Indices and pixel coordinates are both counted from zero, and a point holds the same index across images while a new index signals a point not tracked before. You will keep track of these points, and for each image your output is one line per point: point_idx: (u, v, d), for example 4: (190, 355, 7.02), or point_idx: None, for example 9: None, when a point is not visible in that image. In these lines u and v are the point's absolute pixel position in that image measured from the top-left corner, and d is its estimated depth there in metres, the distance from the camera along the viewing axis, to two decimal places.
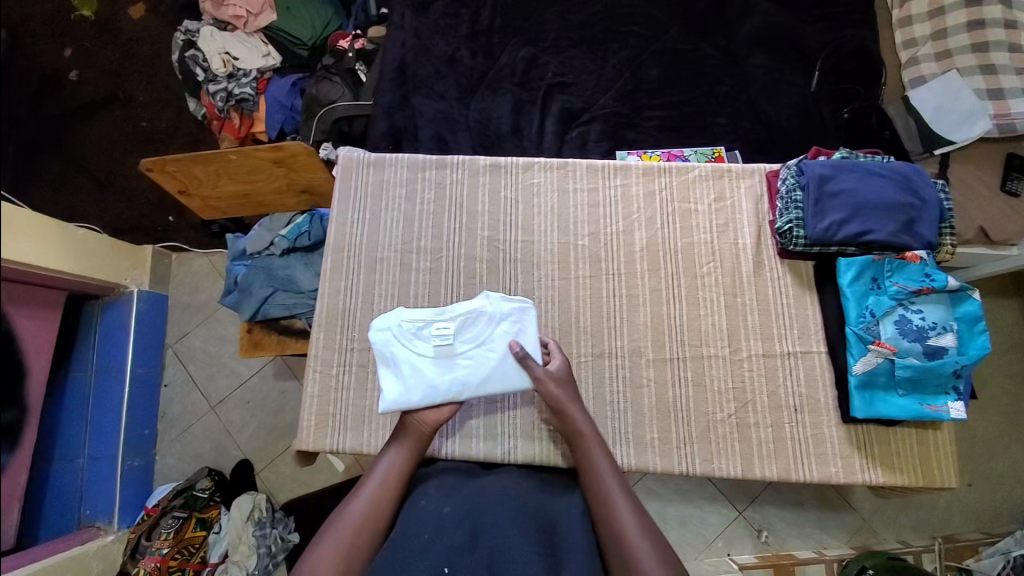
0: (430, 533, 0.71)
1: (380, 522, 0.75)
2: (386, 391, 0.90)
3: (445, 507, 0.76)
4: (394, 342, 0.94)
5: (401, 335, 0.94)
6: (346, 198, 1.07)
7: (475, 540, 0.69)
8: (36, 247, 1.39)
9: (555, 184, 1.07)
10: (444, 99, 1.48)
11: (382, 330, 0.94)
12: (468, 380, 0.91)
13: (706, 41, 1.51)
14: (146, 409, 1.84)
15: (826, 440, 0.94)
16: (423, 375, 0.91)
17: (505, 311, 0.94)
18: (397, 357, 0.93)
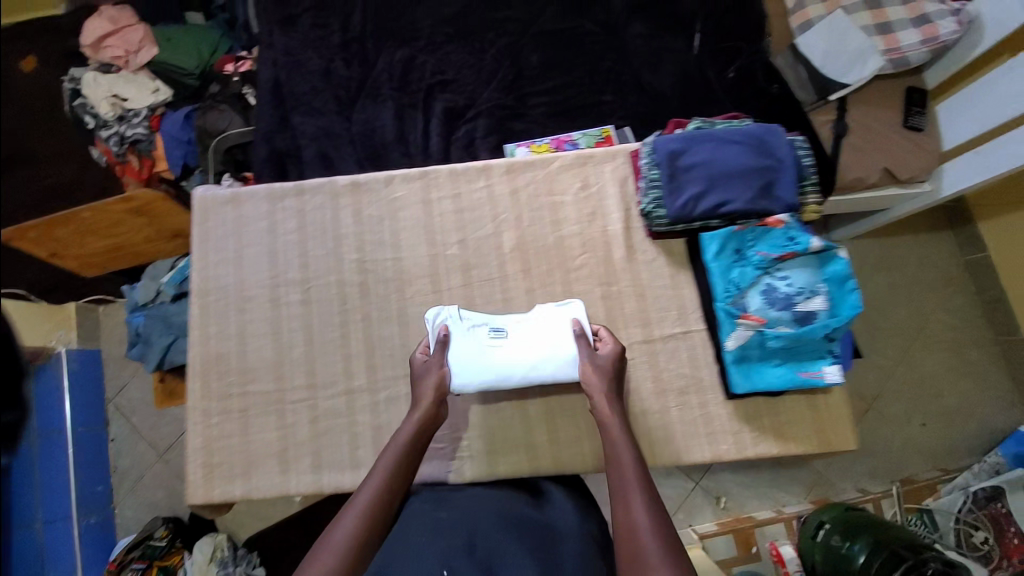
0: (426, 535, 0.72)
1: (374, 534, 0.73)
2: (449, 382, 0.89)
3: (440, 514, 0.77)
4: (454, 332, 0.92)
5: (459, 331, 0.92)
6: (206, 239, 1.02)
7: (472, 547, 0.70)
8: None
9: (419, 195, 1.03)
10: (324, 115, 1.44)
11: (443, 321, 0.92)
12: (523, 370, 0.91)
13: (584, 18, 1.48)
14: (94, 468, 1.83)
15: (714, 419, 0.92)
16: (482, 363, 0.91)
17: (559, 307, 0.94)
18: (457, 347, 0.91)
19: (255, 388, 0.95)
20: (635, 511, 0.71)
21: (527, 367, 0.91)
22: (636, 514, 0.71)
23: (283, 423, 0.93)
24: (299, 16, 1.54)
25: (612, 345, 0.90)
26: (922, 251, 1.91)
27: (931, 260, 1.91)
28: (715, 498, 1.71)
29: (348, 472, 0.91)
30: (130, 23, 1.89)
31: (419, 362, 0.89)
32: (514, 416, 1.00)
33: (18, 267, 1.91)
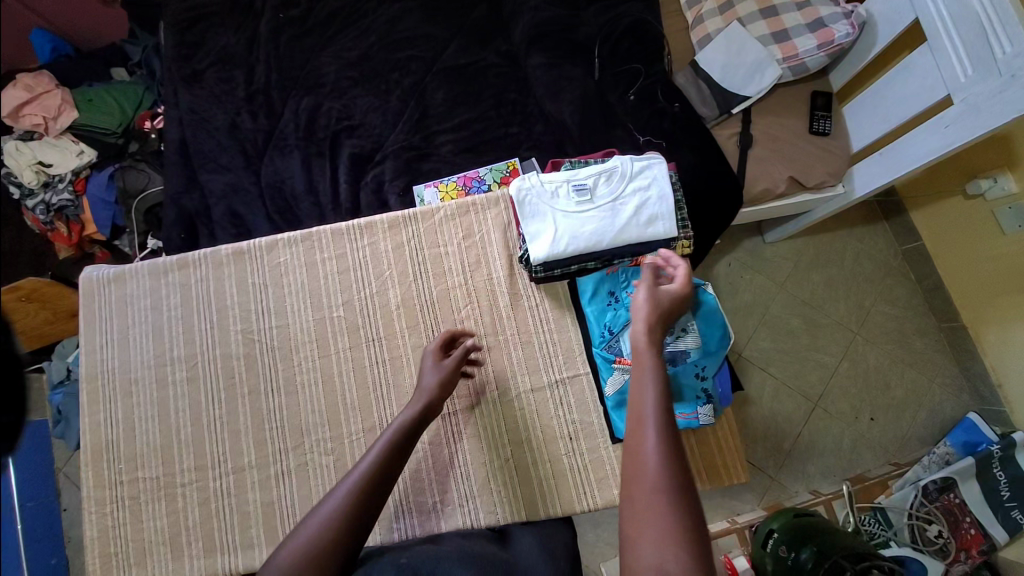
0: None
1: (345, 536, 0.63)
2: (534, 247, 0.91)
3: (402, 561, 0.72)
4: (536, 200, 0.93)
5: (544, 200, 0.93)
6: (91, 324, 1.02)
7: None
8: None
9: (303, 258, 1.03)
10: (231, 171, 1.42)
11: (527, 188, 0.93)
12: (606, 231, 0.91)
13: (488, 50, 1.46)
14: (49, 538, 1.80)
15: (604, 463, 0.92)
16: (567, 225, 0.91)
17: (633, 171, 0.93)
18: (539, 211, 0.92)
19: (146, 474, 0.96)
20: (644, 435, 0.66)
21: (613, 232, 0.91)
22: (644, 439, 0.66)
23: (174, 507, 0.94)
24: (204, 71, 1.49)
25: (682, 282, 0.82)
26: (860, 245, 1.90)
27: (872, 254, 1.90)
28: None
29: (241, 551, 0.93)
30: (47, 89, 1.83)
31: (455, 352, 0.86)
32: (497, 448, 0.93)
33: None
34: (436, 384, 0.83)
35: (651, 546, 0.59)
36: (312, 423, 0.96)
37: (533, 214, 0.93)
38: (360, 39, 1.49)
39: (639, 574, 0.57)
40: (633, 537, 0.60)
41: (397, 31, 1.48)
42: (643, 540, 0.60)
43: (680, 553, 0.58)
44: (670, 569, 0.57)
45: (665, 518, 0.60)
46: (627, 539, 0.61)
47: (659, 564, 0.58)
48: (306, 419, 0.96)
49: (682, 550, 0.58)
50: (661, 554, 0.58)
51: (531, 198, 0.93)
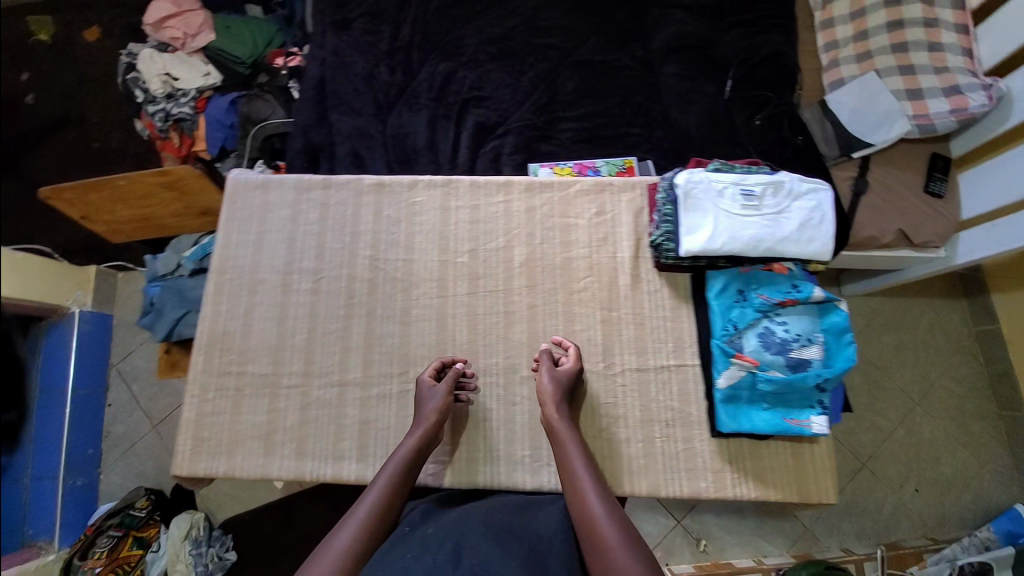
0: (412, 553, 0.71)
1: (362, 562, 0.74)
2: (691, 239, 0.90)
3: (428, 533, 0.76)
4: (700, 197, 0.92)
5: (709, 197, 0.91)
6: (231, 221, 1.08)
7: (456, 559, 0.69)
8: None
9: (438, 201, 1.07)
10: (361, 116, 1.50)
11: (694, 182, 0.92)
12: (767, 238, 0.89)
13: (623, 52, 1.52)
14: (89, 429, 1.86)
15: (697, 455, 0.93)
16: (728, 226, 0.90)
17: (800, 188, 0.92)
18: (701, 206, 0.91)
19: (253, 369, 0.99)
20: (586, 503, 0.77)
21: (773, 241, 0.89)
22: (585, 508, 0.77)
23: (275, 406, 0.97)
24: (353, 20, 1.58)
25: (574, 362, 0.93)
26: (934, 316, 1.88)
27: (945, 328, 1.88)
28: (695, 540, 1.67)
29: (331, 462, 0.95)
30: (192, 8, 1.96)
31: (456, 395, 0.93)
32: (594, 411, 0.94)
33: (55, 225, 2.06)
34: (434, 410, 0.89)
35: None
36: (419, 355, 0.99)
37: (695, 208, 0.91)
38: (504, 19, 1.57)
39: None
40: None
41: (540, 18, 1.56)
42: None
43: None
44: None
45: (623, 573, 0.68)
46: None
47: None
48: (415, 350, 0.99)
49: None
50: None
51: (697, 193, 0.91)
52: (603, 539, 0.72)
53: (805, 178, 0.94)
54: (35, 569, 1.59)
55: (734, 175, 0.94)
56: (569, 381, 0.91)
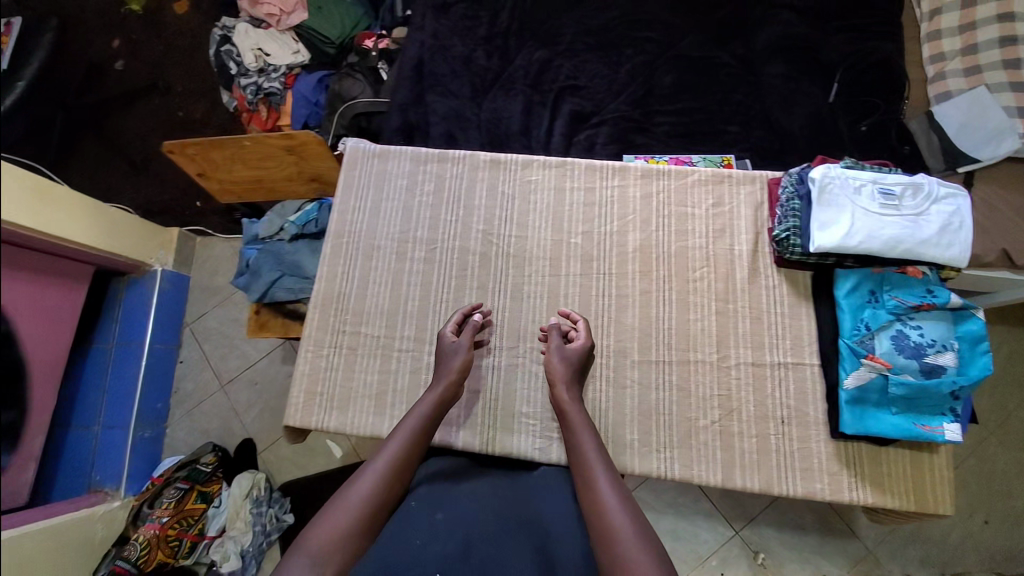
0: (421, 541, 0.72)
1: (377, 513, 0.75)
2: (829, 232, 0.91)
3: (438, 518, 0.76)
4: (839, 192, 0.93)
5: (847, 193, 0.93)
6: (350, 187, 1.11)
7: (466, 550, 0.71)
8: (75, 227, 1.61)
9: (553, 181, 1.07)
10: (458, 98, 1.52)
11: (833, 178, 0.94)
12: (908, 237, 0.90)
13: (723, 50, 1.51)
14: (161, 383, 1.93)
15: (813, 454, 0.95)
16: (867, 222, 0.91)
17: (938, 193, 0.94)
18: (839, 201, 0.92)
19: (368, 331, 1.03)
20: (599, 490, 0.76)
21: (913, 240, 0.90)
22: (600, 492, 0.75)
23: (387, 367, 1.01)
24: (453, 5, 1.61)
25: (584, 339, 0.94)
26: (1017, 345, 1.81)
27: None
28: (752, 552, 1.63)
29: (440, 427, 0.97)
30: None
31: (451, 343, 0.95)
32: (705, 399, 0.95)
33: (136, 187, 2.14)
34: (456, 371, 0.92)
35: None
36: (530, 330, 1.00)
37: (833, 202, 0.93)
38: (603, 10, 1.57)
39: None
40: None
41: (638, 12, 1.56)
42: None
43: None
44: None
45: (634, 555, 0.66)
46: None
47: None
48: (526, 326, 1.00)
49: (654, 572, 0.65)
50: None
51: (836, 188, 0.93)
52: (612, 523, 0.71)
53: (941, 185, 0.95)
54: (103, 513, 1.66)
55: (869, 176, 0.97)
56: (579, 358, 0.93)
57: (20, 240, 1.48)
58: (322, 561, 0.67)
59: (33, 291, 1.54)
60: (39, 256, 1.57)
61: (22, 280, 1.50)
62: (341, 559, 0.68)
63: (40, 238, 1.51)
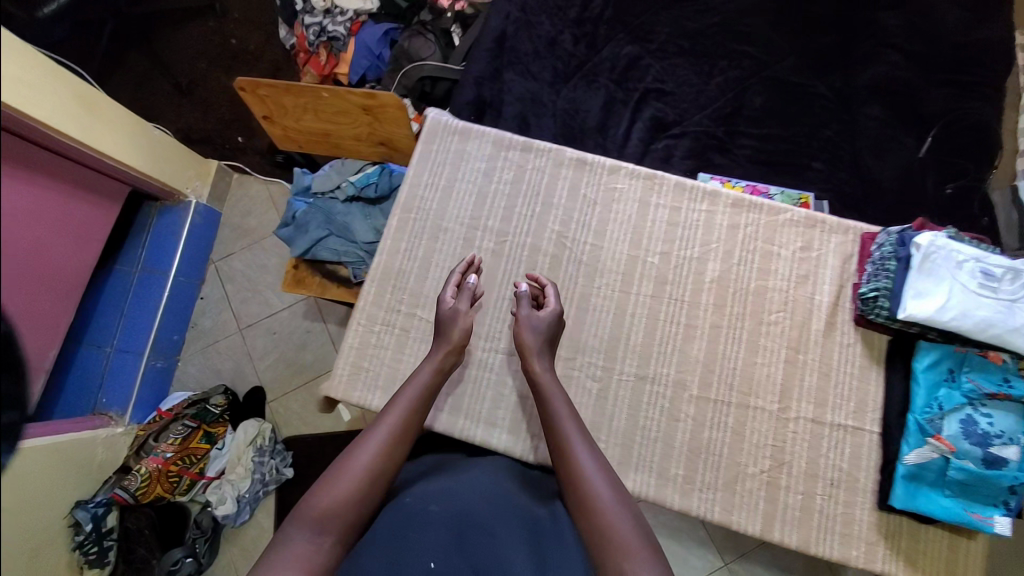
0: (417, 532, 0.70)
1: (377, 481, 0.76)
2: (921, 303, 0.87)
3: (432, 508, 0.74)
4: (938, 263, 0.89)
5: (947, 266, 0.89)
6: (425, 160, 1.06)
7: (460, 539, 0.70)
8: (120, 144, 1.56)
9: (639, 194, 1.03)
10: (536, 81, 1.45)
11: (936, 247, 0.89)
12: (1002, 323, 0.85)
13: (821, 79, 1.44)
14: (180, 315, 1.90)
15: (855, 521, 0.93)
16: (961, 300, 0.87)
17: None
18: (937, 273, 0.88)
19: (423, 315, 0.99)
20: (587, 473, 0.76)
21: (1008, 327, 0.85)
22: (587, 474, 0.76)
23: None
24: None
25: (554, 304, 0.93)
26: None
27: None
28: None
29: (483, 425, 0.95)
30: None
31: (449, 306, 0.93)
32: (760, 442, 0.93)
33: (180, 111, 2.07)
34: (454, 338, 0.91)
35: (618, 565, 0.65)
36: (589, 345, 0.96)
37: (929, 272, 0.89)
38: (704, 14, 1.49)
39: None
40: (603, 565, 0.67)
41: (740, 23, 1.47)
42: (618, 561, 0.66)
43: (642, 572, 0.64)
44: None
45: (630, 543, 0.67)
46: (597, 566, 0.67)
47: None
48: (586, 339, 0.97)
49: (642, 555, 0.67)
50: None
51: (936, 259, 0.89)
52: (597, 498, 0.73)
53: None
54: (104, 437, 1.66)
55: (974, 250, 0.91)
56: (549, 324, 0.92)
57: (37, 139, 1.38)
58: (323, 530, 0.69)
59: (42, 195, 1.43)
60: (60, 162, 1.47)
61: (33, 182, 1.40)
62: (340, 529, 0.70)
63: (58, 140, 1.39)
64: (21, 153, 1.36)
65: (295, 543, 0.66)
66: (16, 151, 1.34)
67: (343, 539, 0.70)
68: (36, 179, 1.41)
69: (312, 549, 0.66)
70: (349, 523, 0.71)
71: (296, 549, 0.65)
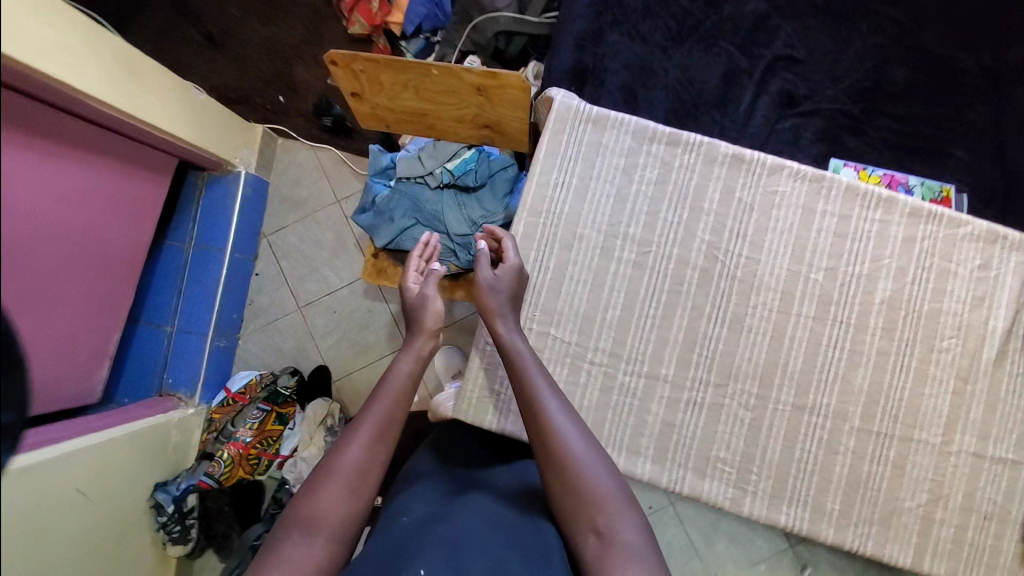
0: (407, 549, 0.69)
1: (366, 474, 0.80)
2: None
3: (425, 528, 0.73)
4: None
5: None
6: (553, 153, 0.91)
7: (454, 550, 0.68)
8: (155, 106, 1.33)
9: (803, 198, 0.91)
10: (646, 44, 1.26)
11: None
12: None
13: (970, 53, 1.23)
14: (236, 294, 1.81)
15: (1002, 552, 0.89)
16: None
17: None
18: None
19: (558, 334, 0.89)
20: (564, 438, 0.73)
21: None
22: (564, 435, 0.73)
23: (575, 378, 0.89)
24: None
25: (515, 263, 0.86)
26: None
27: None
28: (801, 564, 1.51)
29: (626, 452, 0.89)
30: None
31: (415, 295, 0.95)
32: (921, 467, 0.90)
33: (213, 64, 1.84)
34: (427, 324, 0.94)
35: (590, 516, 0.68)
36: (744, 371, 0.89)
37: None
38: None
39: (607, 546, 0.66)
40: (585, 523, 0.68)
41: None
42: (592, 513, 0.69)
43: (614, 525, 0.67)
44: (613, 537, 0.67)
45: (604, 493, 0.70)
46: (580, 530, 0.69)
47: (597, 539, 0.67)
48: (741, 365, 0.89)
49: (617, 513, 0.68)
50: (597, 529, 0.68)
51: None
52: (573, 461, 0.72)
53: None
54: (177, 421, 1.61)
55: None
56: (511, 282, 0.85)
57: (56, 101, 1.16)
58: (314, 530, 0.74)
59: (75, 168, 1.24)
60: (85, 127, 1.25)
61: (61, 155, 1.19)
62: (328, 529, 0.74)
63: (84, 102, 1.17)
64: (38, 118, 1.14)
65: (287, 548, 0.71)
66: (30, 115, 1.12)
67: (333, 536, 0.75)
68: (64, 150, 1.20)
69: (303, 553, 0.71)
70: (337, 521, 0.75)
71: (287, 556, 0.70)
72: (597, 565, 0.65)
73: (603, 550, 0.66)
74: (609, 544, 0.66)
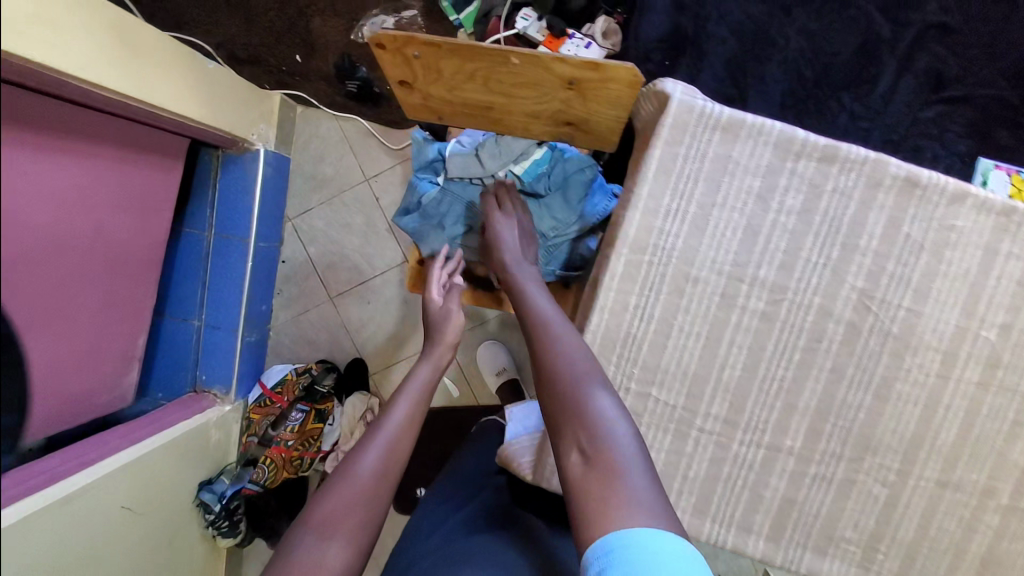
0: None
1: (388, 479, 0.72)
2: None
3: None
4: None
5: None
6: (666, 170, 0.71)
7: None
8: (157, 83, 1.11)
9: (986, 237, 0.71)
10: (762, 2, 0.99)
11: None
12: None
13: None
14: (264, 283, 1.68)
15: None
16: None
17: None
18: None
19: (661, 397, 0.74)
20: (562, 353, 0.68)
21: None
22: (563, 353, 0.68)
23: (679, 449, 0.74)
24: None
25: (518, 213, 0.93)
26: None
27: None
28: None
29: (735, 531, 0.76)
30: None
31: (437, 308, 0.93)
32: None
33: (217, 17, 1.58)
34: (448, 336, 0.90)
35: (572, 433, 0.62)
36: (885, 444, 0.74)
37: None
38: None
39: (592, 464, 0.58)
40: (573, 441, 0.62)
41: None
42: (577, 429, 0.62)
43: (599, 440, 0.60)
44: (599, 455, 0.59)
45: (591, 412, 0.62)
46: (565, 449, 0.62)
47: (583, 456, 0.60)
48: (882, 439, 0.74)
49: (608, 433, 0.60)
50: (581, 446, 0.61)
51: None
52: (569, 381, 0.66)
53: None
54: (216, 419, 1.52)
55: None
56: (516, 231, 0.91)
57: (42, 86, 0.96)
58: (327, 530, 0.65)
59: (82, 167, 1.05)
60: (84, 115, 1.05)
61: (61, 150, 1.01)
62: (344, 530, 0.66)
63: (75, 86, 0.97)
64: (30, 111, 0.95)
65: (298, 553, 0.63)
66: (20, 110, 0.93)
67: (348, 543, 0.65)
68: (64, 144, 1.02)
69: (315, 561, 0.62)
70: (356, 524, 0.67)
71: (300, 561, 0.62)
72: (577, 484, 0.58)
73: (585, 465, 0.58)
74: (593, 463, 0.58)
